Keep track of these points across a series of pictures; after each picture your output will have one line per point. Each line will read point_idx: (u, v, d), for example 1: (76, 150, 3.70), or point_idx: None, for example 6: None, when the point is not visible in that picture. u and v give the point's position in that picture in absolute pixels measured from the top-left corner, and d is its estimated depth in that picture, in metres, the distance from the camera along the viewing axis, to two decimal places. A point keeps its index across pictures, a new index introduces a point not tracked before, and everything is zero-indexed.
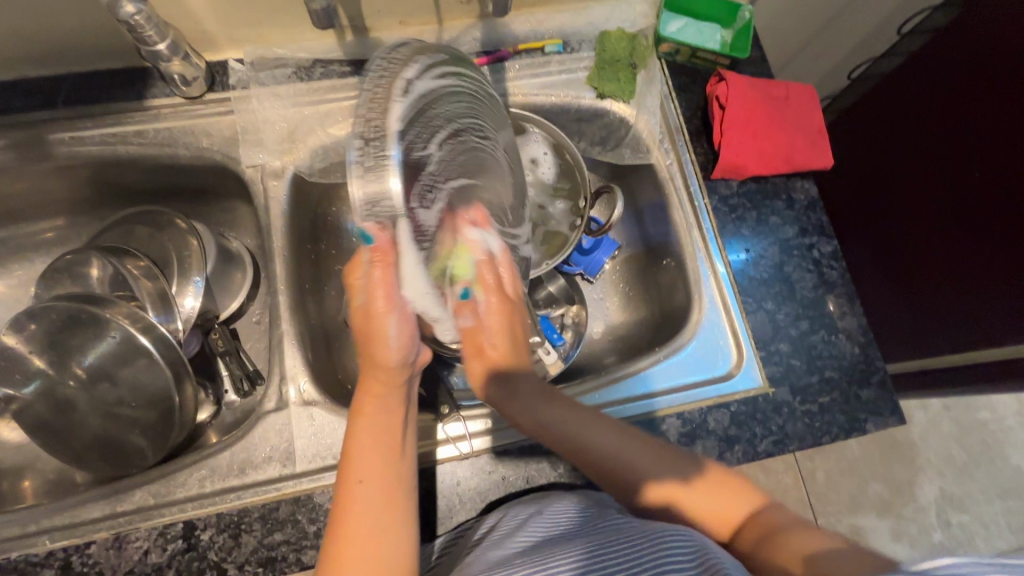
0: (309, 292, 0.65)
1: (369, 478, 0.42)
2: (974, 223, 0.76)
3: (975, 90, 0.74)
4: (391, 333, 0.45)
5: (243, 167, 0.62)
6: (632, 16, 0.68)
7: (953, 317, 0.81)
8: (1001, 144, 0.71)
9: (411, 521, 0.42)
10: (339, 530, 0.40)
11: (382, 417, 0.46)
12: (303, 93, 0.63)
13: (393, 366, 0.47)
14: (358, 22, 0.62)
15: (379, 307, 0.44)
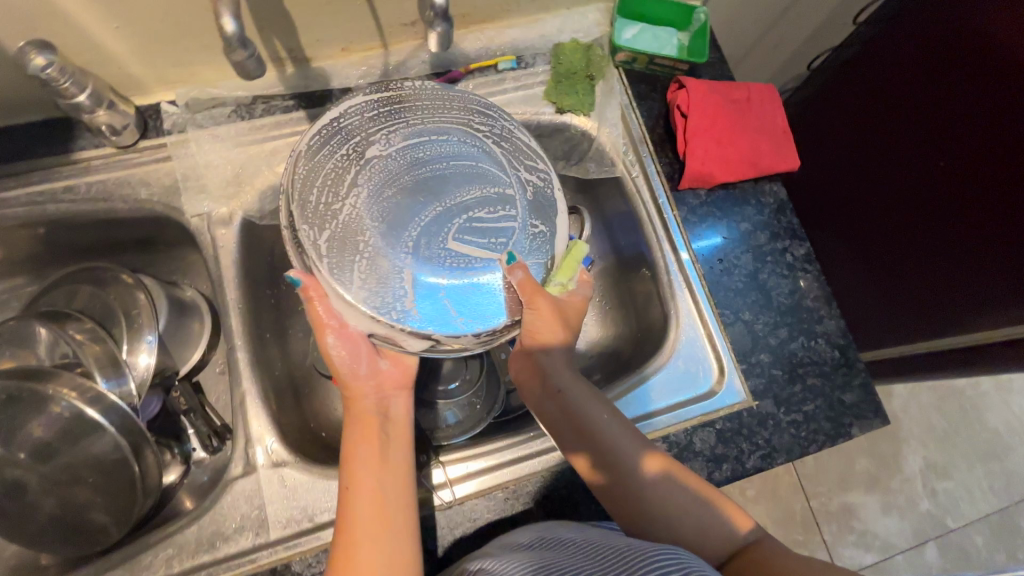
0: (271, 339, 0.62)
1: (351, 485, 0.44)
2: (940, 214, 0.75)
3: (934, 77, 0.73)
4: (342, 356, 0.49)
5: (187, 217, 0.58)
6: (586, 26, 0.66)
7: (924, 305, 0.82)
8: (964, 129, 0.71)
9: (403, 517, 0.43)
10: (342, 541, 0.42)
11: (359, 429, 0.47)
12: (245, 132, 0.59)
13: (353, 380, 0.49)
14: (298, 53, 0.58)
15: (323, 334, 0.48)
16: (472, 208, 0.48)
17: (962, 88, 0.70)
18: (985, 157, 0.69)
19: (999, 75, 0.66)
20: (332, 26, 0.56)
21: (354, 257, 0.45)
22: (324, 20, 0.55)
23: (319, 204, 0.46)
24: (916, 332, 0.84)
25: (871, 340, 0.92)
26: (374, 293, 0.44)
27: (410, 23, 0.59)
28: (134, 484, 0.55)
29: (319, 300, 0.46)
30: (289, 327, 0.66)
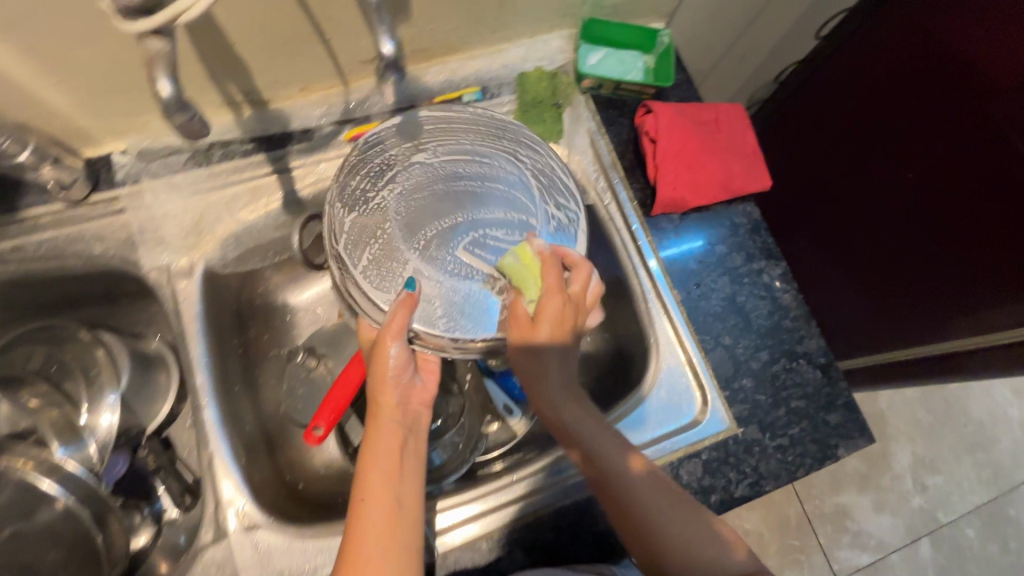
0: (241, 391, 0.59)
1: (372, 500, 0.41)
2: (923, 224, 0.75)
3: (905, 87, 0.73)
4: (393, 362, 0.44)
5: (146, 271, 0.56)
6: (550, 53, 0.65)
7: (904, 312, 0.82)
8: (938, 139, 0.71)
9: (416, 544, 0.41)
10: (347, 559, 0.38)
11: (383, 440, 0.43)
12: (203, 180, 0.57)
13: (395, 387, 0.45)
14: (255, 96, 0.56)
15: (386, 337, 0.43)
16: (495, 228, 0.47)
17: (931, 99, 0.71)
18: (959, 167, 0.69)
19: (970, 86, 0.66)
20: (288, 67, 0.54)
21: (374, 242, 0.46)
22: (279, 62, 0.53)
23: (354, 190, 0.48)
24: (899, 340, 0.84)
25: (853, 347, 0.92)
26: (376, 279, 0.45)
27: (369, 59, 0.57)
28: (99, 556, 0.52)
29: (405, 310, 0.43)
30: (259, 375, 0.63)
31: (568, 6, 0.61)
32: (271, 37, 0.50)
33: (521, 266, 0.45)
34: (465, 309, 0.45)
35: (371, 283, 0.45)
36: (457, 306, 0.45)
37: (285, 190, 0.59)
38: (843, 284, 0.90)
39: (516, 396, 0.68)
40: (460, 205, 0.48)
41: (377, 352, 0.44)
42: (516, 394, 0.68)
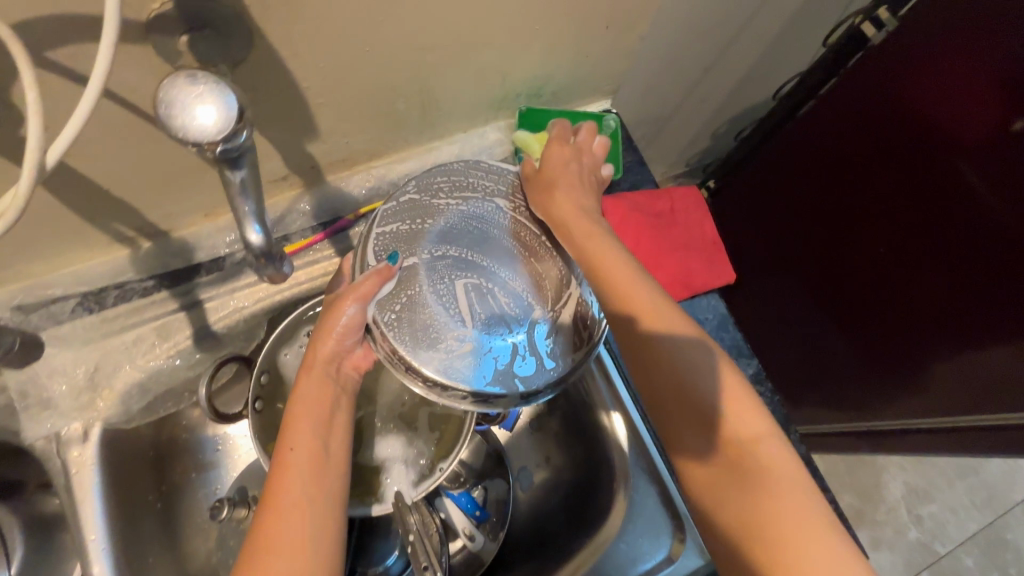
0: (157, 560, 0.52)
1: (301, 448, 0.40)
2: (909, 292, 0.70)
3: (880, 151, 0.68)
4: (344, 322, 0.43)
5: (30, 441, 0.48)
6: (487, 146, 0.59)
7: (871, 369, 0.79)
8: (921, 208, 0.65)
9: (340, 494, 0.40)
10: (272, 506, 0.37)
11: (311, 395, 0.43)
12: (95, 328, 0.50)
13: (334, 345, 0.44)
14: (149, 228, 0.49)
15: (348, 295, 0.42)
16: (501, 296, 0.46)
17: (893, 160, 0.67)
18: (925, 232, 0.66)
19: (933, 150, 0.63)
20: (184, 198, 0.48)
21: (407, 223, 0.46)
22: (171, 195, 0.47)
23: (437, 184, 0.49)
24: (885, 407, 0.79)
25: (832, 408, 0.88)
26: (381, 245, 0.45)
27: (280, 178, 0.51)
28: None
29: (377, 278, 0.42)
30: (182, 531, 0.56)
31: (501, 99, 0.56)
32: (154, 174, 0.44)
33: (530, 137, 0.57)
34: (417, 328, 0.43)
35: (377, 245, 0.45)
36: (413, 321, 0.43)
37: (195, 325, 0.52)
38: (810, 338, 0.87)
39: (476, 516, 0.61)
40: (492, 258, 0.47)
41: (335, 306, 0.43)
42: (476, 514, 0.61)
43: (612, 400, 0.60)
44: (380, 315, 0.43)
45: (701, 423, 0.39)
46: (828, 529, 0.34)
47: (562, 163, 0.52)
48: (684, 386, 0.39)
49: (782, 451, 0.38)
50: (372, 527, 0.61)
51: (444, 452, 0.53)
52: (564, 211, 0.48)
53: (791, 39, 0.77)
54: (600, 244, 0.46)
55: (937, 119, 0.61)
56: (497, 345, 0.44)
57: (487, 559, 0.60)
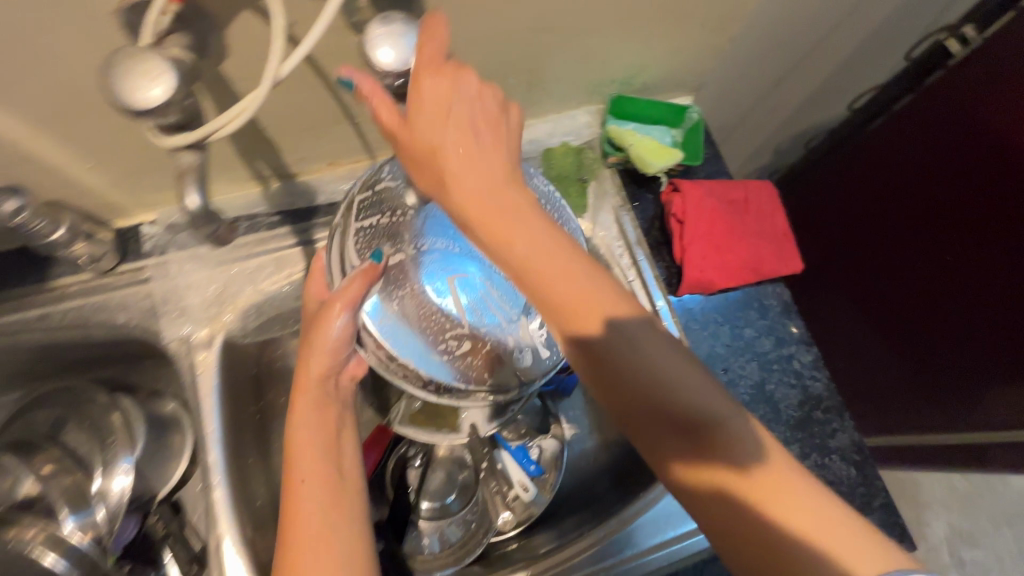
0: (252, 463, 0.58)
1: (312, 478, 0.44)
2: (973, 316, 0.71)
3: (956, 172, 0.68)
4: (335, 330, 0.46)
5: (167, 342, 0.56)
6: (576, 128, 0.65)
7: (911, 392, 0.82)
8: (993, 233, 0.66)
9: (357, 508, 0.44)
10: (292, 537, 0.41)
11: (309, 419, 0.47)
12: (228, 252, 0.57)
13: (327, 361, 0.48)
14: (283, 170, 0.57)
15: (334, 304, 0.45)
16: (492, 288, 0.47)
17: (927, 191, 0.72)
18: (957, 258, 0.71)
19: (957, 181, 0.68)
20: (317, 145, 0.55)
21: (381, 219, 0.47)
22: (308, 142, 0.54)
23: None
24: (931, 422, 0.81)
25: (879, 415, 0.90)
26: (363, 243, 0.47)
27: None
28: None
29: (362, 280, 0.44)
30: (272, 443, 0.62)
31: (595, 84, 0.61)
32: (302, 121, 0.51)
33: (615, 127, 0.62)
34: (411, 325, 0.46)
35: (360, 244, 0.47)
36: (405, 319, 0.46)
37: (308, 260, 0.59)
38: (857, 346, 0.89)
39: (532, 472, 0.65)
40: (479, 246, 0.48)
41: (323, 317, 0.46)
42: (532, 469, 0.65)
43: None
44: (371, 320, 0.46)
45: (692, 445, 0.33)
46: (845, 526, 0.30)
47: (467, 92, 0.33)
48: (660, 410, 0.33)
49: (783, 459, 0.32)
50: (434, 462, 0.65)
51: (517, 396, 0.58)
52: (474, 174, 0.32)
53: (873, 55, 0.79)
54: (517, 224, 0.32)
55: (971, 153, 0.66)
56: (484, 341, 0.46)
57: (537, 511, 0.64)
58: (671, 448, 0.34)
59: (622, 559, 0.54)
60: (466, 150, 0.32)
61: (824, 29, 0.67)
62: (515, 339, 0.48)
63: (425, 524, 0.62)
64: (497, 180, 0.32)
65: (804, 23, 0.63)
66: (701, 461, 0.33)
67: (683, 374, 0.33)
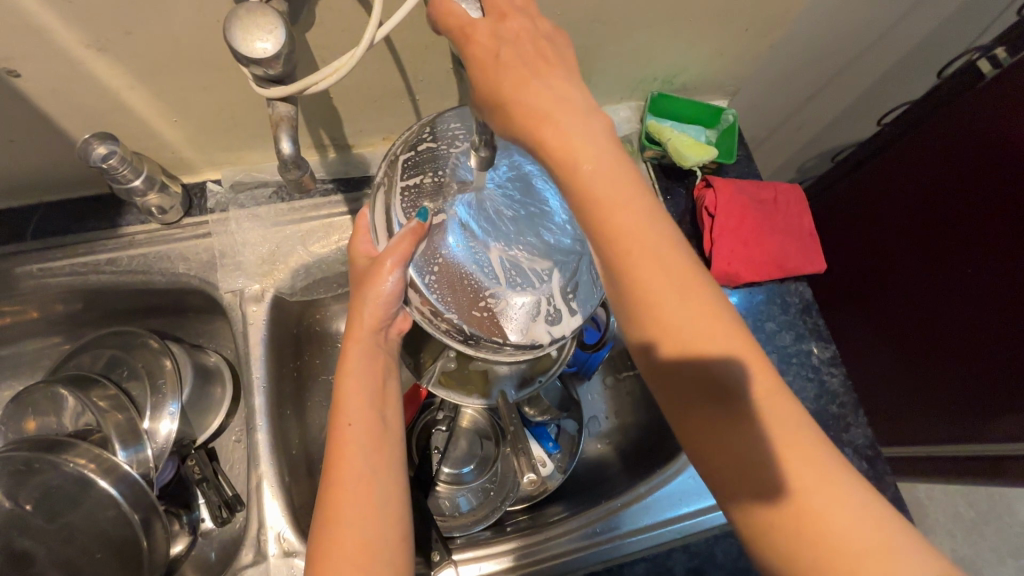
0: (290, 414, 0.61)
1: (359, 422, 0.44)
2: (993, 322, 0.72)
3: (981, 182, 0.70)
4: (386, 288, 0.47)
5: (220, 292, 0.59)
6: (617, 122, 0.69)
7: (932, 401, 0.83)
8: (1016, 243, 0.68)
9: (399, 460, 0.44)
10: (337, 482, 0.41)
11: (363, 368, 0.47)
12: (284, 214, 0.61)
13: (381, 312, 0.47)
14: (341, 141, 0.61)
15: (386, 259, 0.45)
16: (529, 251, 0.48)
17: (950, 199, 0.73)
18: (979, 267, 0.72)
19: (965, 200, 0.72)
20: (376, 120, 0.59)
21: (426, 178, 0.48)
22: (369, 115, 0.58)
23: (453, 132, 0.50)
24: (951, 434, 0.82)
25: (899, 425, 0.91)
26: (408, 203, 0.47)
27: None
28: (140, 560, 0.55)
29: (412, 238, 0.45)
30: (308, 399, 0.65)
31: (638, 81, 0.65)
32: (368, 96, 0.55)
33: (654, 125, 0.66)
34: (453, 285, 0.46)
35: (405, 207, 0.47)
36: (448, 280, 0.46)
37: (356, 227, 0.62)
38: (877, 355, 0.89)
39: (550, 447, 0.67)
40: (514, 211, 0.48)
41: (375, 274, 0.46)
42: (550, 446, 0.67)
43: None
44: (419, 277, 0.46)
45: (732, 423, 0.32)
46: (886, 523, 0.29)
47: (516, 31, 0.34)
48: (698, 364, 0.33)
49: (820, 449, 0.31)
50: (455, 430, 0.67)
51: (544, 367, 0.60)
52: (536, 97, 0.33)
53: (902, 75, 0.82)
54: (582, 150, 0.33)
55: (995, 164, 0.68)
56: (527, 300, 0.47)
57: (552, 487, 0.66)
58: (705, 430, 0.33)
59: (634, 533, 0.56)
60: (518, 73, 0.33)
61: (858, 45, 0.70)
62: (552, 302, 0.47)
63: (442, 486, 0.64)
64: (561, 102, 0.34)
65: (838, 38, 0.66)
66: (743, 446, 0.32)
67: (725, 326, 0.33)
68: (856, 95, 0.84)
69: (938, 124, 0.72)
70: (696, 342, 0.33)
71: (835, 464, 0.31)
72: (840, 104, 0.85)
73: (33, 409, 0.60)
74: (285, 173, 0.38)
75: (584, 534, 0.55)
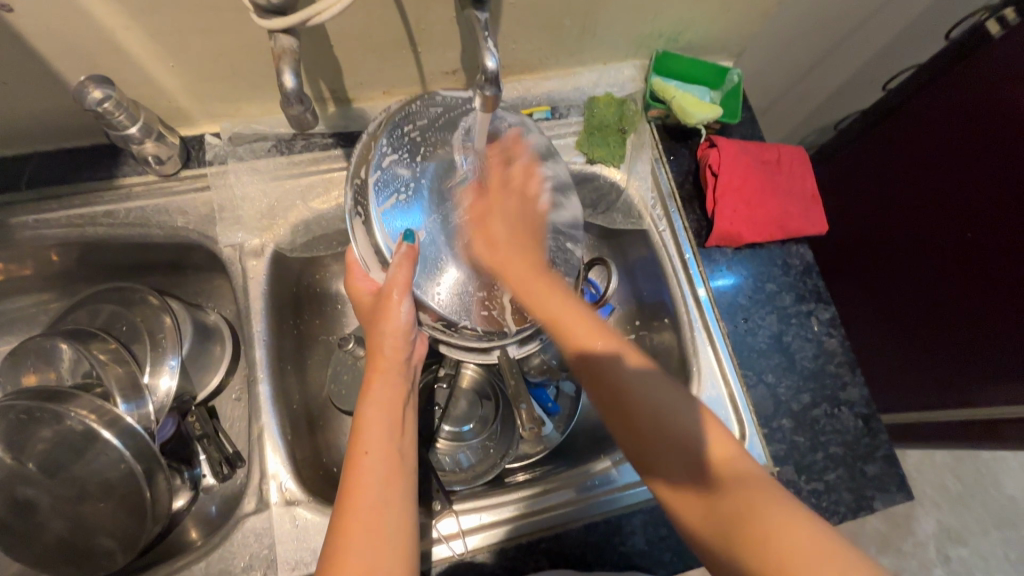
0: (290, 370, 0.60)
1: (375, 452, 0.43)
2: (981, 285, 0.74)
3: (976, 148, 0.71)
4: (401, 320, 0.48)
5: (220, 246, 0.59)
6: (621, 81, 0.68)
7: (924, 366, 0.86)
8: (1005, 207, 0.69)
9: (411, 497, 0.43)
10: (350, 509, 0.40)
11: (384, 395, 0.47)
12: (283, 167, 0.61)
13: (399, 345, 0.49)
14: (341, 94, 0.60)
15: (391, 290, 0.46)
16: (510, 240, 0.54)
17: (945, 167, 0.75)
18: (971, 233, 0.74)
19: (959, 168, 0.73)
20: (377, 71, 0.58)
21: (402, 195, 0.48)
22: (370, 66, 0.57)
23: (404, 133, 0.50)
24: (945, 399, 0.84)
25: (896, 393, 0.92)
26: (391, 225, 0.48)
27: (452, 71, 0.60)
28: (143, 510, 0.55)
29: (409, 264, 0.46)
30: (309, 357, 0.64)
31: (644, 38, 0.64)
32: (369, 46, 0.54)
33: (659, 83, 0.65)
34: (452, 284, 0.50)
35: (387, 225, 0.47)
36: (446, 279, 0.50)
37: None
38: (873, 321, 0.91)
39: (549, 408, 0.68)
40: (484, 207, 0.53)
41: (384, 307, 0.48)
42: (550, 406, 0.68)
43: (693, 302, 0.62)
44: (428, 297, 0.49)
45: (717, 486, 0.38)
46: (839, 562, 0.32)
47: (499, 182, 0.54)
48: (664, 432, 0.41)
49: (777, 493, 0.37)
50: (456, 389, 0.68)
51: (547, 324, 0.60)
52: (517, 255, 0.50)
53: (910, 41, 0.81)
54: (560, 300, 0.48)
55: (990, 130, 0.69)
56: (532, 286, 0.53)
57: (553, 444, 0.68)
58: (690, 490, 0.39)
59: (634, 484, 0.56)
60: (506, 232, 0.52)
61: (867, 8, 0.69)
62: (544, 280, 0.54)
63: (443, 443, 0.65)
64: (541, 267, 0.50)
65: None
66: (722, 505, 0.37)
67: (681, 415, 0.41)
68: (861, 63, 0.83)
69: (937, 92, 0.73)
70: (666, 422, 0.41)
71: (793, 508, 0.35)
72: (845, 71, 0.84)
73: (32, 362, 0.59)
74: (285, 108, 0.37)
75: (582, 488, 0.56)
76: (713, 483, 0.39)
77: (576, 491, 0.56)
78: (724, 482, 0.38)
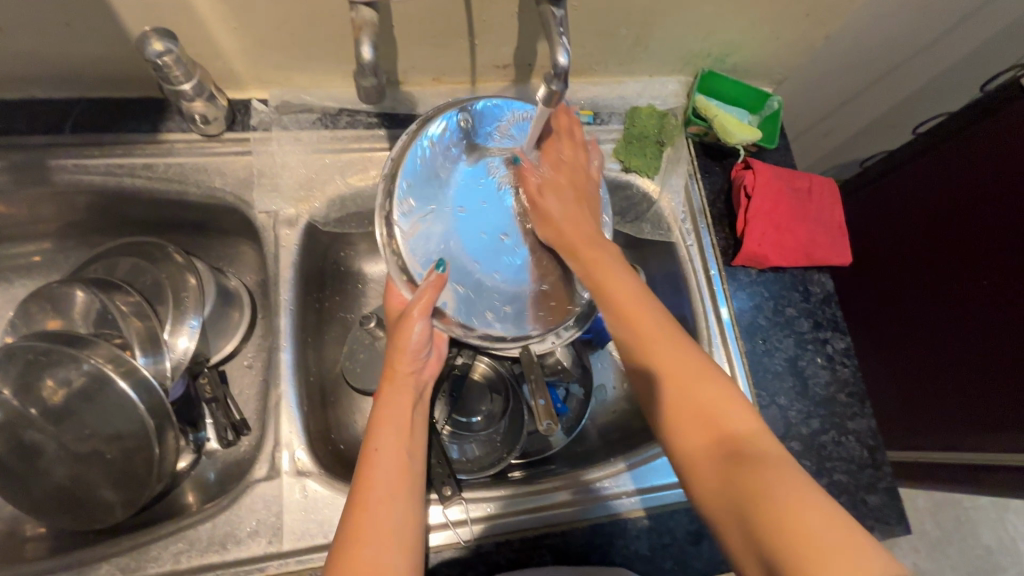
0: (311, 341, 0.60)
1: (386, 450, 0.43)
2: (988, 330, 0.76)
3: (995, 197, 0.73)
4: (414, 338, 0.48)
5: (255, 212, 0.59)
6: (664, 94, 0.69)
7: (923, 408, 0.87)
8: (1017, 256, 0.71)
9: (422, 497, 0.43)
10: (362, 497, 0.41)
11: (396, 398, 0.47)
12: (326, 141, 0.61)
13: (410, 359, 0.48)
14: (392, 76, 0.60)
15: (412, 311, 0.47)
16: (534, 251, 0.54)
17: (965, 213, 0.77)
18: (983, 279, 0.76)
19: (977, 216, 0.75)
20: (431, 57, 0.58)
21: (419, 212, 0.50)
22: (425, 51, 0.57)
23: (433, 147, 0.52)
24: (935, 443, 0.86)
25: (893, 432, 0.94)
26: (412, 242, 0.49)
27: (503, 65, 0.61)
28: (149, 467, 0.55)
29: (434, 290, 0.47)
30: (327, 332, 0.64)
31: (692, 55, 0.65)
32: (428, 32, 0.55)
33: (703, 100, 0.66)
34: (469, 298, 0.51)
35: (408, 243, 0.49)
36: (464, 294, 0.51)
37: None
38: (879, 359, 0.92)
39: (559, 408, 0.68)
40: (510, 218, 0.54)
41: (401, 326, 0.48)
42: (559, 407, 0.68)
43: (715, 319, 0.63)
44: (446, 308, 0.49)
45: (737, 461, 0.37)
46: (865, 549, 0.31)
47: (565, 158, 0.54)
48: (679, 391, 0.41)
49: (798, 473, 0.36)
50: (466, 381, 0.68)
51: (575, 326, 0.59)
52: (569, 219, 0.51)
53: (942, 91, 0.83)
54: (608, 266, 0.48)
55: (1010, 180, 0.71)
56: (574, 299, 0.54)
57: (557, 447, 0.67)
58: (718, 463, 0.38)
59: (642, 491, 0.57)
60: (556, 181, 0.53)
61: (906, 53, 0.71)
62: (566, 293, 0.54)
63: (447, 433, 0.65)
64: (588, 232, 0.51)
65: (892, 40, 0.67)
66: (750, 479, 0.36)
67: (709, 390, 0.41)
68: (892, 106, 0.85)
69: (964, 140, 0.76)
70: (693, 389, 0.41)
71: (809, 485, 0.35)
72: (876, 111, 0.86)
73: (51, 307, 0.59)
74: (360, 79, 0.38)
75: (588, 489, 0.56)
76: (730, 451, 0.38)
77: (588, 492, 0.56)
78: (742, 456, 0.37)
